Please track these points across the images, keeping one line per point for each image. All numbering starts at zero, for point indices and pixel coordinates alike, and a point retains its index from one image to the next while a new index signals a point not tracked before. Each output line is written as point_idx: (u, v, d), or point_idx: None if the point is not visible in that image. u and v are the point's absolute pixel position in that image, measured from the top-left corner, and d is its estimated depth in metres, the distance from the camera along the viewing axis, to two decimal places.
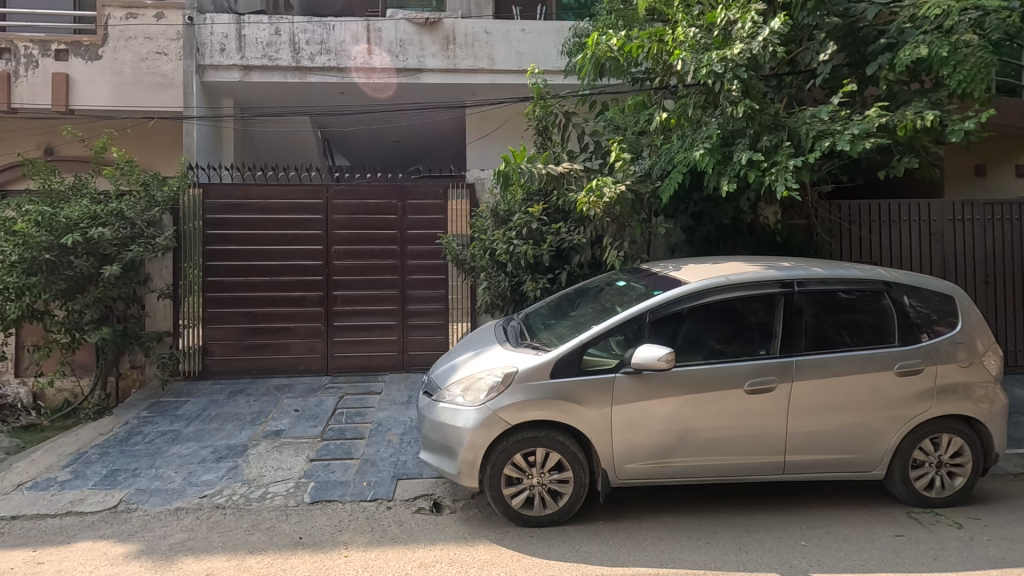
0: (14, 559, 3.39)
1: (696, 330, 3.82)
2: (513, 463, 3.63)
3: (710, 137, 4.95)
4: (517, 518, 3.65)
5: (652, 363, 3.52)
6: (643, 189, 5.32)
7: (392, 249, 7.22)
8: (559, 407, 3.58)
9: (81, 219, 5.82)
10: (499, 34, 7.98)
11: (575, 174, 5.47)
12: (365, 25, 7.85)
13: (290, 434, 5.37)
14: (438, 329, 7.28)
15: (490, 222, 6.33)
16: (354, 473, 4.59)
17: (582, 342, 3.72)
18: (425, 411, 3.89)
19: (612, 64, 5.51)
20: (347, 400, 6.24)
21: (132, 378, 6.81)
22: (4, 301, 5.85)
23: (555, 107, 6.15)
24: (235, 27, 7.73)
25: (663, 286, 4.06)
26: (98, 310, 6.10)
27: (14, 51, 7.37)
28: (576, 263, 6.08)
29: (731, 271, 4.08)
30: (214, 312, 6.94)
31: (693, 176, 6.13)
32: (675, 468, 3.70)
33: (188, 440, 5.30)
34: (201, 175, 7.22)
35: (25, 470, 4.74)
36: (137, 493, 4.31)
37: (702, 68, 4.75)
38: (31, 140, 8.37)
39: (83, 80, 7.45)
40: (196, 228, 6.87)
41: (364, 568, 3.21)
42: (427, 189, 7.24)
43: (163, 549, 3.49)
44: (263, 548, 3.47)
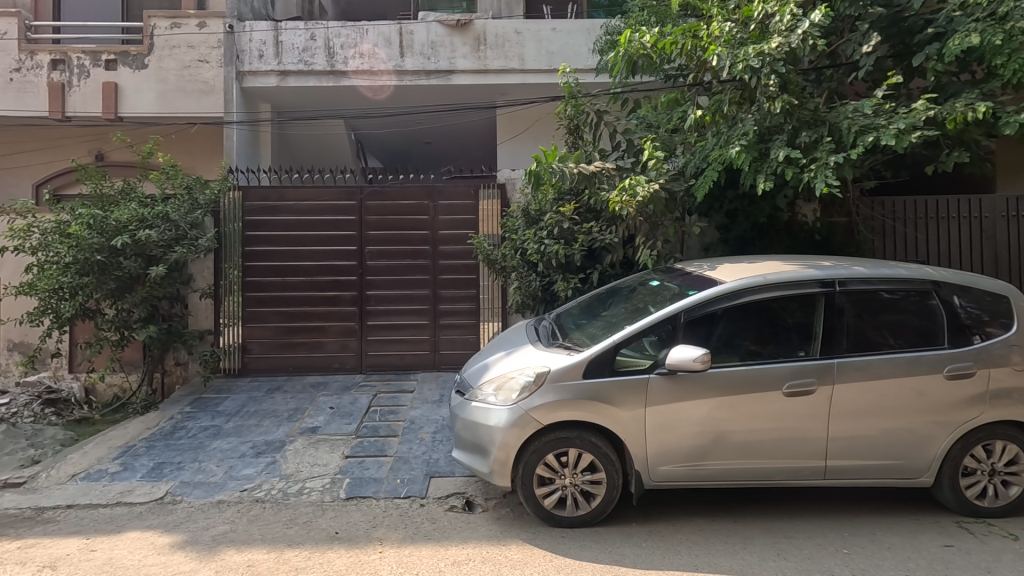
0: (68, 546, 3.55)
1: (732, 330, 3.75)
2: (546, 463, 3.62)
3: (747, 133, 4.83)
4: (549, 518, 3.64)
5: (687, 364, 3.47)
6: (677, 187, 5.23)
7: (424, 249, 7.30)
8: (592, 407, 3.56)
9: (129, 221, 6.07)
10: (530, 34, 7.99)
11: (606, 173, 5.43)
12: (398, 28, 7.95)
13: (326, 431, 5.49)
14: (469, 328, 7.33)
15: (521, 222, 6.31)
16: (388, 470, 4.66)
17: (615, 342, 3.69)
18: (458, 410, 3.91)
19: (645, 61, 5.43)
20: (381, 398, 6.34)
21: (176, 375, 7.03)
22: (59, 300, 6.14)
23: (586, 106, 6.10)
24: (272, 33, 7.94)
25: (697, 286, 3.99)
26: (145, 309, 6.35)
27: (67, 62, 7.75)
28: (608, 263, 6.04)
29: (768, 270, 3.98)
30: (253, 311, 7.14)
31: (729, 173, 6.00)
32: (711, 471, 3.63)
33: (228, 436, 5.47)
34: (241, 178, 7.43)
35: (79, 461, 4.97)
36: (182, 485, 4.48)
37: (738, 63, 4.67)
38: (84, 147, 8.78)
39: (130, 88, 7.77)
40: (236, 230, 7.08)
41: (399, 565, 3.25)
42: (459, 189, 7.30)
43: (206, 540, 3.61)
44: (300, 542, 3.55)
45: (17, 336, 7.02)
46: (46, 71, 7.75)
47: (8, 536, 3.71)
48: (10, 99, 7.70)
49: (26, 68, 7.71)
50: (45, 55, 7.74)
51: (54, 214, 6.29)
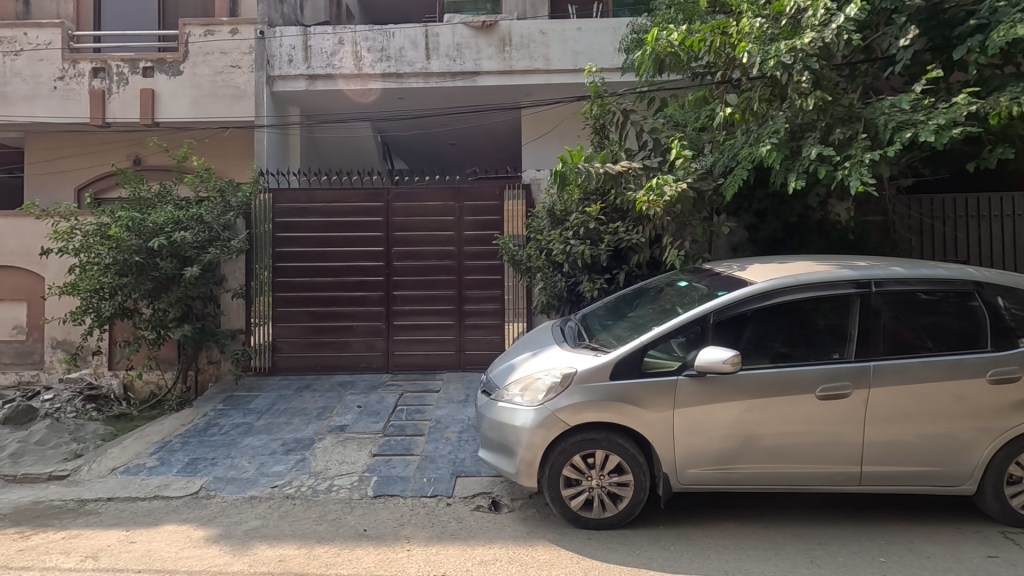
0: (110, 538, 3.67)
1: (762, 332, 3.68)
2: (572, 464, 3.61)
3: (778, 131, 4.73)
4: (575, 519, 3.63)
5: (717, 366, 3.42)
6: (705, 186, 5.16)
7: (450, 249, 7.35)
8: (619, 408, 3.53)
9: (165, 224, 6.24)
10: (555, 34, 7.97)
11: (633, 173, 5.37)
12: (424, 31, 8.02)
13: (354, 429, 5.57)
14: (494, 328, 7.35)
15: (546, 222, 6.29)
16: (414, 469, 4.70)
17: (643, 343, 3.66)
18: (484, 410, 3.92)
19: (672, 59, 5.37)
20: (407, 397, 6.40)
21: (209, 373, 7.21)
22: (99, 300, 6.35)
23: (613, 105, 6.05)
24: (302, 38, 8.07)
25: (727, 286, 3.93)
26: (180, 309, 6.53)
27: (107, 70, 8.02)
28: (634, 263, 5.97)
29: (800, 270, 3.90)
30: (282, 311, 7.29)
31: (759, 171, 5.89)
32: (741, 475, 3.57)
33: (259, 433, 5.59)
34: (271, 180, 7.59)
35: (118, 455, 5.13)
36: (215, 481, 4.60)
37: (770, 60, 4.58)
38: (122, 152, 9.08)
39: (166, 94, 8.00)
40: (267, 231, 7.23)
41: (426, 563, 3.28)
42: (484, 190, 7.32)
43: (239, 534, 3.69)
44: (330, 538, 3.61)
45: (60, 335, 7.29)
46: (87, 79, 8.03)
47: (54, 526, 3.86)
48: (54, 106, 8.01)
49: (70, 76, 8.02)
50: (86, 63, 8.03)
51: (95, 216, 6.52)
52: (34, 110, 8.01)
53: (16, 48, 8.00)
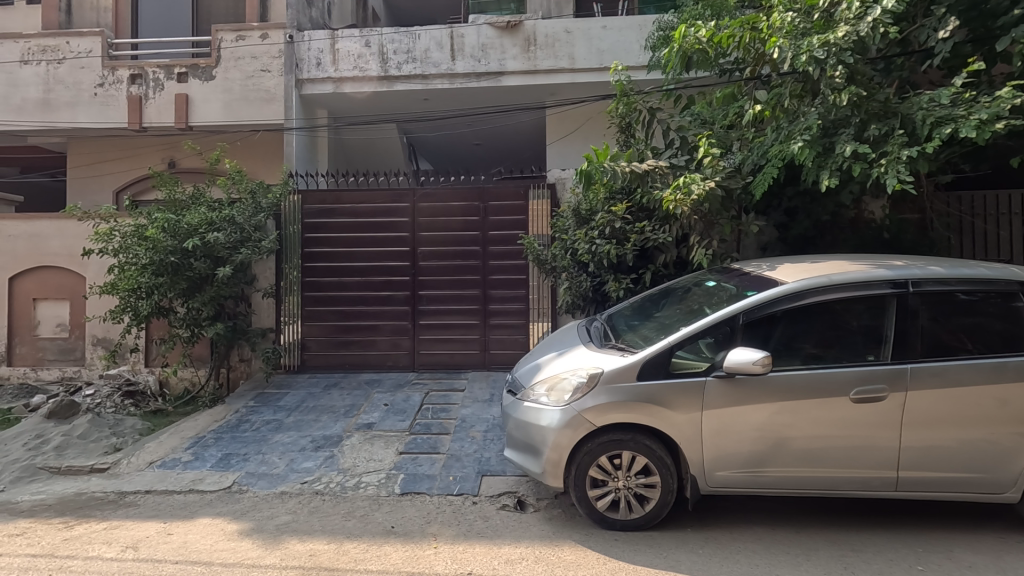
0: (149, 529, 3.79)
1: (793, 333, 3.61)
2: (598, 464, 3.59)
3: (810, 128, 4.63)
4: (601, 520, 3.61)
5: (746, 367, 3.37)
6: (734, 184, 5.07)
7: (475, 249, 7.38)
8: (646, 410, 3.50)
9: (199, 225, 6.42)
10: (580, 33, 7.94)
11: (660, 172, 5.30)
12: (449, 32, 8.07)
13: (380, 427, 5.64)
14: (519, 328, 7.35)
15: (572, 222, 6.26)
16: (441, 467, 4.75)
17: (670, 343, 3.62)
18: (510, 410, 3.93)
19: (700, 56, 5.30)
20: (432, 396, 6.45)
21: (240, 370, 7.37)
22: (137, 299, 6.55)
23: (639, 103, 5.99)
24: (329, 42, 8.19)
25: (756, 286, 3.87)
26: (213, 308, 6.69)
27: (144, 76, 8.27)
28: (660, 263, 5.89)
29: (832, 269, 3.81)
30: (311, 310, 7.42)
31: (790, 169, 5.77)
32: (771, 478, 3.50)
33: (289, 429, 5.70)
34: (300, 182, 7.73)
35: (155, 450, 5.30)
36: (247, 476, 4.71)
37: (801, 54, 4.49)
38: (158, 155, 9.35)
39: (199, 98, 8.22)
40: (295, 232, 7.37)
41: (453, 561, 3.30)
42: (509, 190, 7.34)
43: (271, 528, 3.78)
44: (359, 534, 3.66)
45: (100, 332, 7.55)
46: (125, 85, 8.30)
47: (96, 517, 4.01)
48: (94, 112, 8.30)
49: (109, 83, 8.30)
50: (125, 70, 8.29)
51: (133, 218, 6.74)
52: (75, 116, 8.32)
53: (59, 57, 8.31)
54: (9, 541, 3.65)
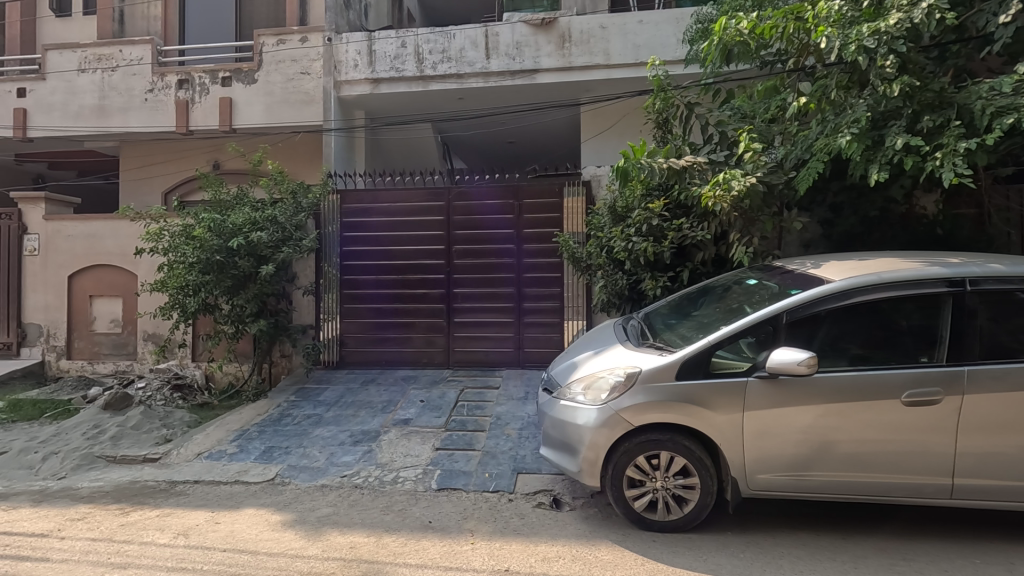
0: (198, 518, 3.94)
1: (839, 333, 3.49)
2: (636, 465, 3.55)
3: (858, 120, 4.46)
4: (638, 521, 3.57)
5: (791, 367, 3.28)
6: (776, 180, 4.94)
7: (509, 247, 7.39)
8: (685, 410, 3.44)
9: (243, 225, 6.63)
10: (615, 28, 7.85)
11: (698, 168, 5.18)
12: (483, 31, 8.09)
13: (417, 423, 5.72)
14: (553, 326, 7.33)
15: (607, 220, 6.18)
16: (476, 464, 4.78)
17: (710, 343, 3.55)
18: (546, 408, 3.92)
19: (741, 48, 5.16)
20: (468, 393, 6.50)
21: (281, 366, 7.55)
22: (185, 296, 6.79)
23: (676, 99, 5.87)
24: (366, 43, 8.30)
25: (801, 285, 3.75)
26: (256, 305, 6.89)
27: (191, 81, 8.58)
28: (698, 260, 5.78)
29: (882, 267, 3.67)
30: (348, 308, 7.57)
31: (835, 163, 5.58)
32: (816, 482, 3.40)
33: (328, 424, 5.84)
34: (339, 182, 7.90)
35: (202, 442, 5.50)
36: (289, 468, 4.85)
37: (850, 44, 4.36)
38: (203, 157, 9.70)
39: (243, 102, 8.48)
40: (335, 232, 7.54)
41: (490, 557, 3.32)
42: (544, 188, 7.32)
43: (313, 520, 3.87)
44: (397, 528, 3.72)
45: (151, 328, 7.88)
46: (174, 90, 8.63)
47: (149, 505, 4.19)
48: (145, 117, 8.65)
49: (159, 88, 8.65)
50: (173, 76, 8.63)
51: (181, 218, 7.00)
52: (127, 121, 8.69)
53: (113, 65, 8.70)
54: (71, 526, 3.85)
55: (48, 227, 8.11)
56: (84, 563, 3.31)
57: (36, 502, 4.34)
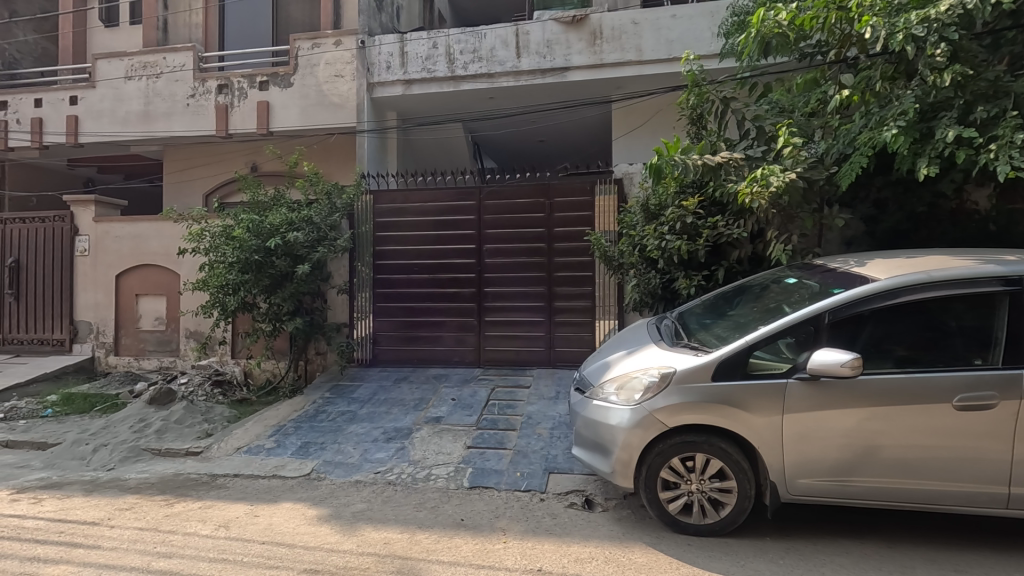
0: (238, 510, 4.05)
1: (884, 333, 3.36)
2: (670, 466, 3.49)
3: (905, 112, 4.30)
4: (673, 523, 3.51)
5: (833, 369, 3.17)
6: (817, 175, 4.77)
7: (540, 246, 7.38)
8: (722, 412, 3.36)
9: (280, 225, 6.80)
10: (647, 23, 7.75)
11: (734, 164, 5.07)
12: (514, 29, 8.08)
13: (448, 421, 5.76)
14: (584, 326, 7.28)
15: (639, 218, 6.08)
16: (508, 463, 4.78)
17: (747, 343, 3.47)
18: (579, 408, 3.89)
19: (780, 40, 5.03)
20: (499, 391, 6.52)
21: (316, 363, 7.69)
22: (225, 295, 6.95)
23: (712, 94, 5.73)
24: (399, 45, 8.38)
25: (844, 283, 3.62)
26: (293, 303, 7.04)
27: (230, 86, 8.83)
28: (734, 258, 5.64)
29: (931, 265, 3.51)
30: (381, 306, 7.68)
31: (879, 157, 5.38)
32: (860, 488, 3.28)
33: (362, 421, 5.93)
34: (372, 183, 8.03)
35: (241, 437, 5.65)
36: (325, 464, 4.94)
37: (897, 33, 4.23)
38: (242, 160, 9.98)
39: (279, 105, 8.69)
40: (367, 231, 7.66)
41: (523, 556, 3.31)
42: (574, 186, 7.28)
43: (347, 515, 3.94)
44: (430, 525, 3.75)
45: (193, 326, 8.15)
46: (214, 95, 8.90)
47: (192, 497, 4.33)
48: (187, 121, 8.95)
49: (200, 93, 8.93)
50: (213, 81, 8.90)
51: (221, 219, 7.21)
52: (171, 125, 9.01)
53: (157, 72, 9.03)
54: (120, 515, 4.01)
55: (97, 229, 8.47)
56: (132, 551, 3.43)
57: (87, 491, 4.54)
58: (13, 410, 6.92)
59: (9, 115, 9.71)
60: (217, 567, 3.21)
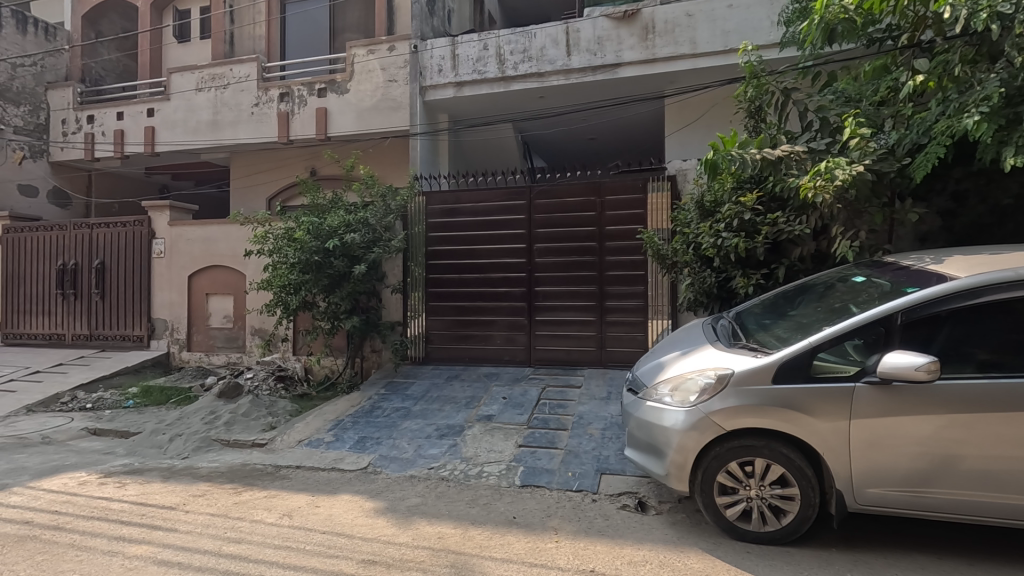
0: (300, 501, 4.23)
1: (962, 335, 3.15)
2: (728, 471, 3.39)
3: (989, 97, 4.02)
4: (731, 530, 3.40)
5: (906, 372, 2.99)
6: (887, 167, 4.51)
7: (591, 245, 7.32)
8: (782, 415, 3.24)
9: (338, 226, 7.07)
10: (702, 14, 7.54)
11: (795, 157, 4.86)
12: (565, 27, 8.04)
13: (500, 419, 5.80)
14: (637, 326, 7.16)
15: (694, 215, 5.93)
16: (559, 463, 4.77)
17: (810, 345, 3.32)
18: (631, 408, 3.83)
19: (846, 26, 4.80)
20: (550, 391, 6.51)
21: (372, 360, 7.90)
22: (287, 294, 7.26)
23: (771, 85, 5.51)
24: (450, 48, 8.50)
25: (917, 282, 3.41)
26: (350, 302, 7.28)
27: (291, 94, 9.22)
28: (796, 256, 5.40)
29: (1017, 262, 3.26)
30: (433, 305, 7.82)
31: (959, 146, 5.02)
32: (935, 501, 3.08)
33: (416, 417, 6.07)
34: (425, 184, 8.21)
35: (303, 430, 5.90)
36: (380, 459, 5.10)
37: (980, 12, 3.97)
38: (302, 164, 10.40)
39: (337, 111, 9.02)
40: (420, 232, 7.81)
41: (575, 556, 3.29)
42: (627, 184, 7.17)
43: (402, 509, 4.04)
44: (482, 522, 3.80)
45: (258, 324, 8.56)
46: (276, 103, 9.32)
47: (258, 486, 4.56)
48: (252, 129, 9.40)
49: (263, 102, 9.38)
50: (276, 90, 9.32)
51: (283, 222, 7.52)
52: (238, 133, 9.49)
53: (224, 83, 9.55)
54: (194, 501, 4.28)
55: (172, 232, 9.04)
56: (205, 535, 3.65)
57: (165, 477, 4.86)
58: (100, 401, 7.50)
59: (95, 128, 10.52)
60: (282, 553, 3.37)
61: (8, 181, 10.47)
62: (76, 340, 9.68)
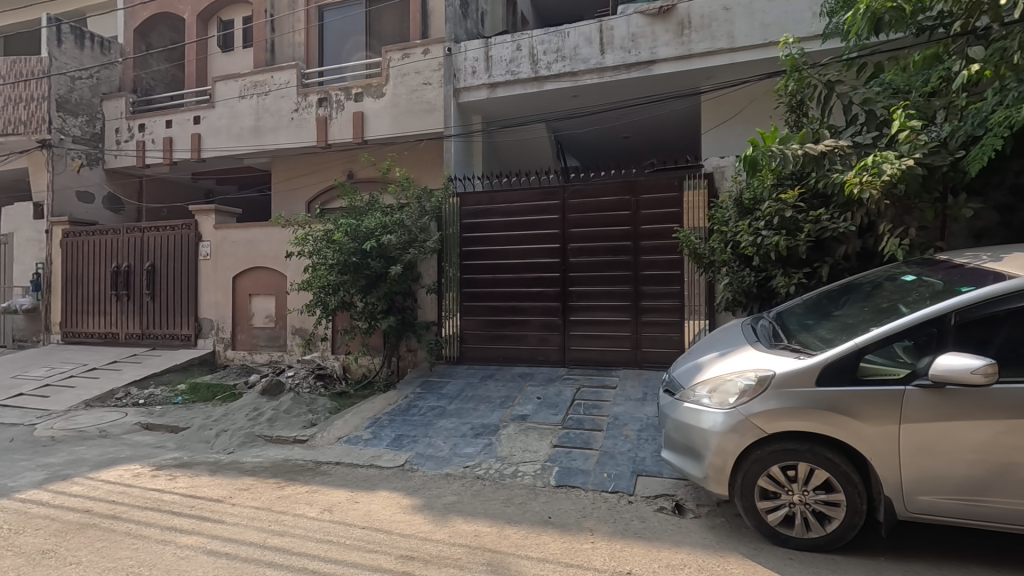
0: (340, 496, 4.34)
1: (1020, 337, 3.01)
2: (769, 475, 3.30)
3: None
4: (772, 535, 3.32)
5: (961, 375, 2.86)
6: (939, 161, 4.32)
7: (626, 245, 7.25)
8: (826, 418, 3.14)
9: (375, 228, 7.20)
10: (740, 8, 7.39)
11: (840, 152, 4.70)
12: (598, 26, 7.98)
13: (534, 419, 5.81)
14: (673, 326, 7.06)
15: (732, 213, 5.82)
16: (594, 463, 4.75)
17: (857, 346, 3.20)
18: (668, 410, 3.78)
19: (894, 15, 4.64)
20: (584, 391, 6.48)
21: (407, 360, 8.01)
22: (326, 294, 7.44)
23: (813, 78, 5.34)
24: (484, 49, 8.56)
25: (973, 281, 3.25)
26: (386, 301, 7.41)
27: (329, 99, 9.45)
28: (840, 254, 5.21)
29: None
30: (468, 305, 7.88)
31: (1018, 137, 4.76)
32: (992, 510, 2.95)
33: (451, 416, 6.13)
34: (459, 186, 8.27)
35: (341, 427, 6.03)
36: (417, 456, 5.17)
37: None
38: (340, 168, 10.65)
39: (373, 115, 9.18)
40: (454, 233, 7.88)
41: (611, 558, 3.27)
42: (663, 182, 7.08)
43: (438, 506, 4.10)
44: (518, 521, 3.81)
45: (298, 323, 8.79)
46: (315, 108, 9.56)
47: (300, 481, 4.69)
48: (293, 133, 9.67)
49: (303, 108, 9.64)
50: (314, 96, 9.56)
51: (321, 224, 7.70)
52: (278, 138, 9.78)
53: (266, 90, 9.86)
54: (239, 494, 4.43)
55: (217, 235, 9.39)
56: (250, 527, 3.77)
57: (212, 471, 5.05)
58: (151, 397, 7.84)
59: (146, 136, 11.01)
60: (324, 547, 3.46)
61: (67, 188, 11.07)
62: (129, 339, 10.14)
